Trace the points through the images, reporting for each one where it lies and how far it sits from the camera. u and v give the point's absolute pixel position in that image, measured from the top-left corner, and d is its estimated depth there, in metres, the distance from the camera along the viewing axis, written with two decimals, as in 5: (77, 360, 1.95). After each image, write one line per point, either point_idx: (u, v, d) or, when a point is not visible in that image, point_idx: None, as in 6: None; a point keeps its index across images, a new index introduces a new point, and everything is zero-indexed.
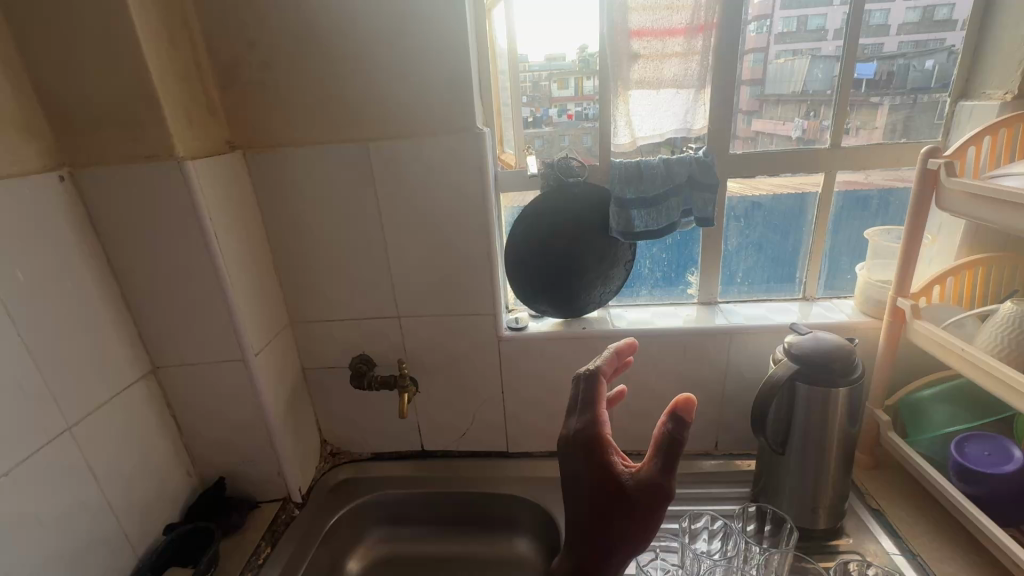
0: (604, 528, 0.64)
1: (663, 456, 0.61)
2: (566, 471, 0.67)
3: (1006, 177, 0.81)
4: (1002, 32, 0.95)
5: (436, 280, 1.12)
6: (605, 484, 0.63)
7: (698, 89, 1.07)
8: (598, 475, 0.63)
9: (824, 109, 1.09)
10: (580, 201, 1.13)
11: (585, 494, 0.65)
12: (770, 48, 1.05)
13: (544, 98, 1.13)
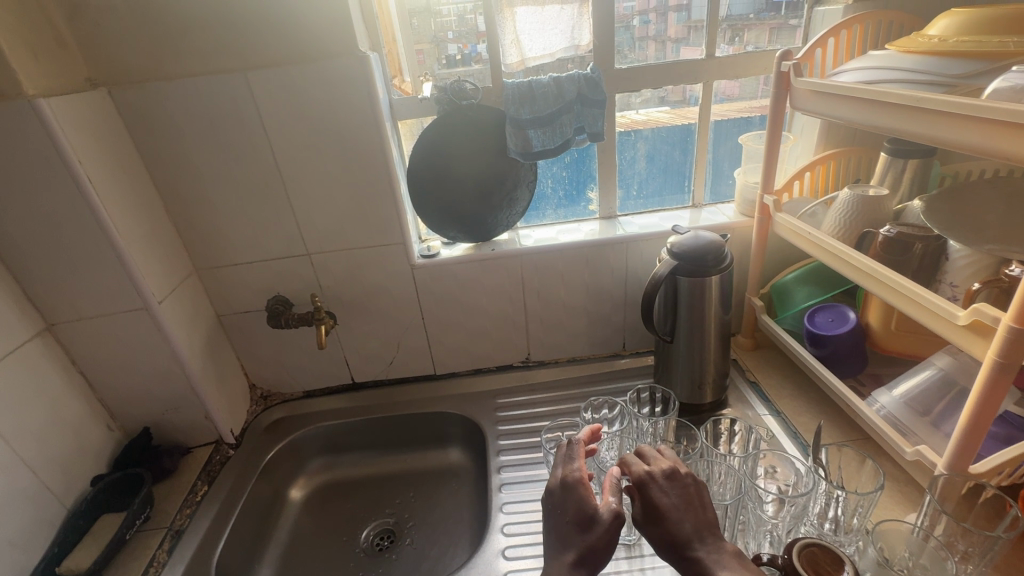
0: (578, 546, 0.70)
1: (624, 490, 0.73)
2: (553, 503, 0.76)
3: (840, 73, 0.89)
4: None
5: (342, 214, 1.13)
6: (580, 512, 0.73)
7: (581, 4, 1.09)
8: (574, 501, 0.74)
9: (746, 34, 1.16)
10: (476, 123, 1.15)
11: (566, 517, 0.74)
12: None
13: (471, 33, 1.11)
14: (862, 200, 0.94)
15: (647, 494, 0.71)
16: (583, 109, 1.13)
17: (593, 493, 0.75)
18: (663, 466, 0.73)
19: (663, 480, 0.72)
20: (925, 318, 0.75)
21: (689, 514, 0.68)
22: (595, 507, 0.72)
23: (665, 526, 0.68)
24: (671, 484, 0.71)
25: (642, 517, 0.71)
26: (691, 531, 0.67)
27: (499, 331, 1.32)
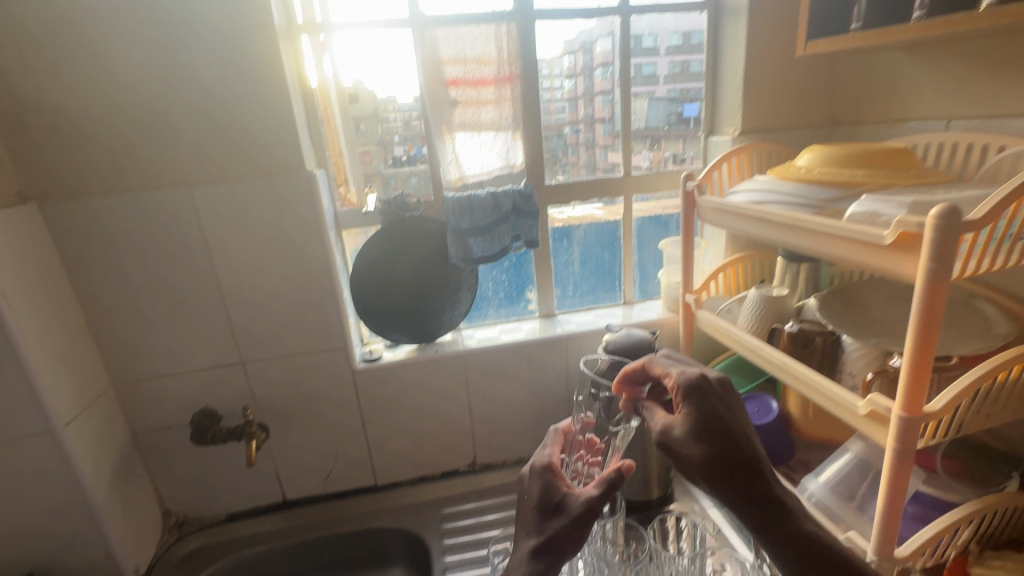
0: (545, 533, 0.78)
1: (601, 481, 0.78)
2: (525, 491, 0.85)
3: (734, 192, 1.04)
4: (728, 84, 1.22)
5: (281, 321, 1.11)
6: (549, 499, 0.81)
7: (513, 132, 1.20)
8: (549, 480, 0.83)
9: (664, 143, 1.31)
10: (418, 234, 1.21)
11: (540, 502, 0.81)
12: (615, 90, 1.25)
13: (416, 136, 1.20)
14: (768, 299, 1.06)
15: (693, 412, 0.69)
16: (518, 219, 1.23)
17: (561, 480, 0.84)
18: (705, 375, 0.73)
19: (725, 395, 0.72)
20: (833, 408, 0.83)
21: (731, 421, 0.69)
22: (567, 495, 0.81)
23: (704, 433, 0.68)
24: (710, 391, 0.71)
25: (678, 433, 0.69)
26: (736, 432, 0.68)
27: (444, 434, 1.29)
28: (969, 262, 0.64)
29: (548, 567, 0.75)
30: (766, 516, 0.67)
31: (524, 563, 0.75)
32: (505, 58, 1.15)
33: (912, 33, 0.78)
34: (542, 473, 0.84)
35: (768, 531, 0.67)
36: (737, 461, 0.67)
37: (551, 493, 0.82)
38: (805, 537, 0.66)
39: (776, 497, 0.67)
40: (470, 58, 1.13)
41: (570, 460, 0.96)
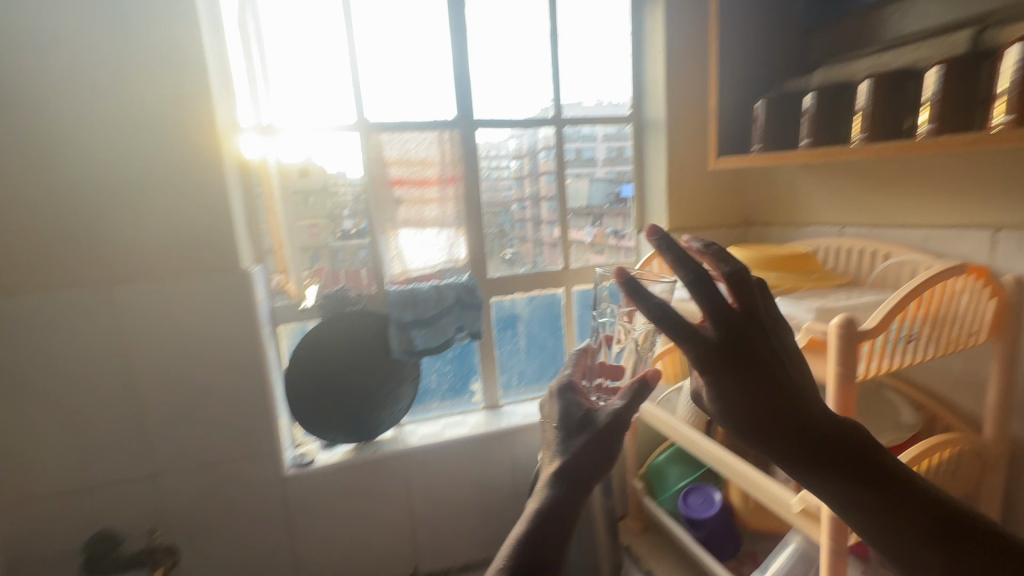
0: (564, 457, 0.58)
1: (628, 389, 0.61)
2: (553, 414, 0.63)
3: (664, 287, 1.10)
4: (651, 187, 1.33)
5: (201, 427, 1.03)
6: (569, 414, 0.62)
7: (456, 229, 1.26)
8: (602, 439, 0.59)
9: (606, 219, 1.37)
10: (359, 328, 1.19)
11: (558, 419, 0.62)
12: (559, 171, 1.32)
13: (367, 208, 1.18)
14: None
15: (693, 351, 0.51)
16: (462, 311, 1.24)
17: (586, 398, 0.66)
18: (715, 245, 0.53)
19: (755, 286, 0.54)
20: (769, 503, 0.85)
21: (772, 355, 0.51)
22: (592, 409, 0.62)
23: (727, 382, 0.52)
24: (744, 318, 0.50)
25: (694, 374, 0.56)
26: (774, 368, 0.51)
27: (382, 542, 1.19)
28: (872, 363, 0.71)
29: (571, 497, 0.55)
30: (846, 467, 0.52)
31: (542, 517, 0.54)
32: (448, 162, 1.22)
33: (796, 159, 0.91)
34: (578, 419, 0.61)
35: (843, 489, 0.53)
36: (785, 404, 0.51)
37: (580, 408, 0.63)
38: (888, 480, 0.52)
39: (852, 444, 0.53)
40: (414, 160, 1.19)
41: (591, 386, 0.73)
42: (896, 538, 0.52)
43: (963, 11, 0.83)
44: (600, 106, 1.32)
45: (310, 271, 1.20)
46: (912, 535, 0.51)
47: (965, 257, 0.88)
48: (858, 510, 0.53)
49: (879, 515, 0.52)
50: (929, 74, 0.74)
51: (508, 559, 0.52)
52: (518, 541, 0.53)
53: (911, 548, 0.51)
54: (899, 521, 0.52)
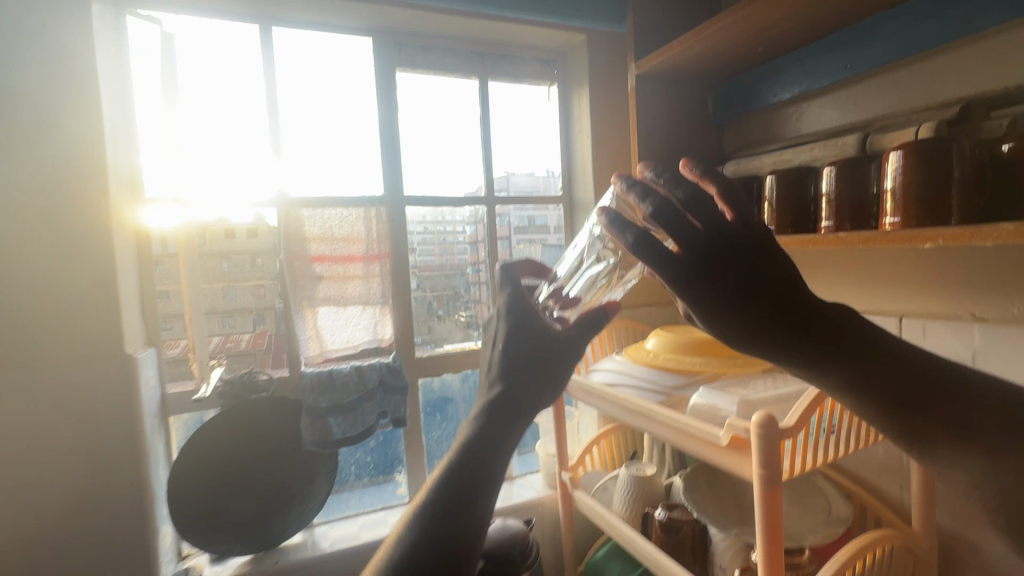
0: (502, 379, 0.55)
1: (584, 320, 0.57)
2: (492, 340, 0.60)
3: (595, 371, 1.06)
4: None
5: (53, 545, 0.86)
6: (517, 331, 0.56)
7: (382, 307, 1.18)
8: (542, 360, 0.55)
9: None
10: (267, 417, 1.07)
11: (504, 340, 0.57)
12: (512, 237, 1.32)
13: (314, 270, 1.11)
14: (638, 479, 1.04)
15: (672, 278, 0.44)
16: (385, 395, 1.15)
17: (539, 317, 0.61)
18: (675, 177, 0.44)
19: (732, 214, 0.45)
20: None
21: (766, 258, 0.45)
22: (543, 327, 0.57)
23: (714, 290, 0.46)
24: (743, 231, 0.44)
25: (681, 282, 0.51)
26: (767, 302, 0.45)
27: None
28: (795, 460, 0.68)
29: (500, 429, 0.52)
30: (836, 347, 0.47)
31: (457, 461, 0.51)
32: (375, 238, 1.17)
33: None
34: (527, 332, 0.56)
35: (833, 374, 0.48)
36: (798, 327, 0.46)
37: (534, 318, 0.56)
38: (918, 386, 0.47)
39: (869, 350, 0.48)
40: (339, 236, 1.14)
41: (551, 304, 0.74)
42: (909, 421, 0.47)
43: (851, 118, 0.91)
44: (531, 187, 1.34)
45: (253, 333, 1.13)
46: (907, 421, 0.47)
47: None
48: (848, 390, 0.49)
49: (868, 400, 0.48)
50: (825, 174, 0.79)
51: (427, 496, 0.50)
52: (436, 480, 0.50)
53: (909, 433, 0.47)
54: (893, 405, 0.47)
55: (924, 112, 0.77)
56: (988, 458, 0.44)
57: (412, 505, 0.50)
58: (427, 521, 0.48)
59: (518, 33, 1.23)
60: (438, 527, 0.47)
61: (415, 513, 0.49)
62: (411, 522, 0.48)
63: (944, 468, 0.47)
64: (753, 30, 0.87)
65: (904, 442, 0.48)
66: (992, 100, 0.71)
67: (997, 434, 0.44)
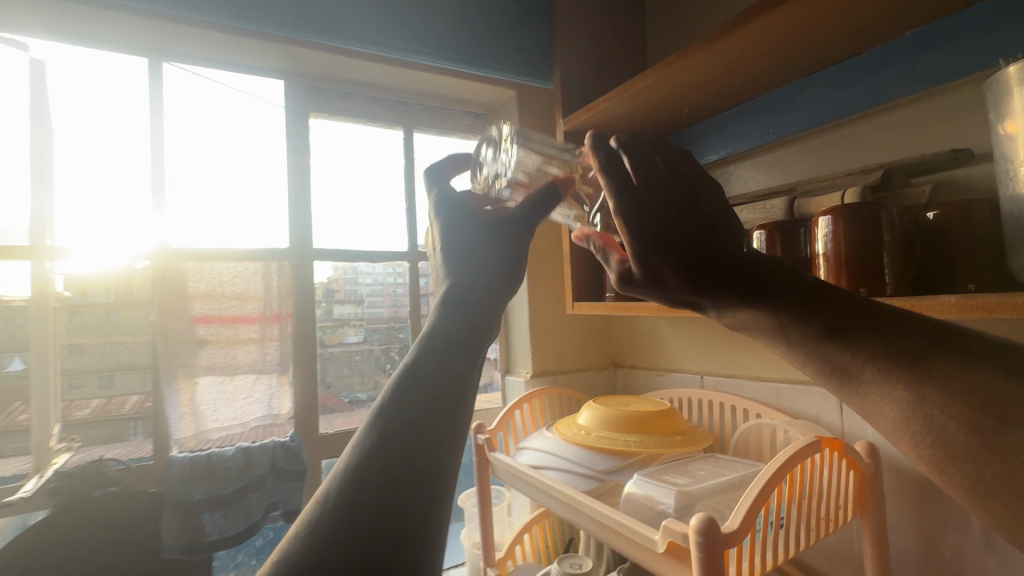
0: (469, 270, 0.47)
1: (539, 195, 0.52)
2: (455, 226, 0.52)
3: (522, 450, 0.92)
4: (516, 327, 1.24)
5: None
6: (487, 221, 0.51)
7: (280, 376, 1.03)
8: (503, 261, 0.48)
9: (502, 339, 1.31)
10: (121, 516, 0.89)
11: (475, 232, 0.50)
12: None
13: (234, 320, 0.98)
14: None
15: (618, 201, 0.48)
16: (276, 482, 0.98)
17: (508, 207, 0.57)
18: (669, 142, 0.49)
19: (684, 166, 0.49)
20: None
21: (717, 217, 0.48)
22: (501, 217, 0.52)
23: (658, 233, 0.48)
24: (690, 173, 0.48)
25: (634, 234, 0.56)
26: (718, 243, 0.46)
27: None
28: (741, 566, 0.58)
29: (468, 334, 0.42)
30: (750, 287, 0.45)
31: (410, 376, 0.38)
32: (275, 296, 1.03)
33: (646, 311, 0.87)
34: (482, 234, 0.49)
35: (772, 321, 0.44)
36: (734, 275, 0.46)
37: (469, 205, 0.52)
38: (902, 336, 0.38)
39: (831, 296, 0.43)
40: (230, 294, 0.99)
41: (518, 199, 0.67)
42: (837, 360, 0.40)
43: (775, 180, 0.90)
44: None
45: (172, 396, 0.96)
46: (852, 364, 0.39)
47: (817, 416, 0.83)
48: (790, 342, 0.43)
49: (815, 351, 0.42)
50: (753, 239, 0.74)
51: (374, 426, 0.35)
52: (380, 407, 0.36)
53: (857, 386, 0.39)
54: (832, 345, 0.40)
55: (843, 176, 0.74)
56: (938, 400, 0.35)
57: (351, 443, 0.35)
58: (387, 452, 0.34)
59: (445, 86, 1.19)
60: (404, 459, 0.34)
61: (356, 450, 0.34)
62: (358, 459, 0.34)
63: (900, 428, 0.37)
64: (676, 92, 0.86)
65: (851, 397, 0.40)
66: (909, 167, 0.69)
67: (951, 366, 0.35)
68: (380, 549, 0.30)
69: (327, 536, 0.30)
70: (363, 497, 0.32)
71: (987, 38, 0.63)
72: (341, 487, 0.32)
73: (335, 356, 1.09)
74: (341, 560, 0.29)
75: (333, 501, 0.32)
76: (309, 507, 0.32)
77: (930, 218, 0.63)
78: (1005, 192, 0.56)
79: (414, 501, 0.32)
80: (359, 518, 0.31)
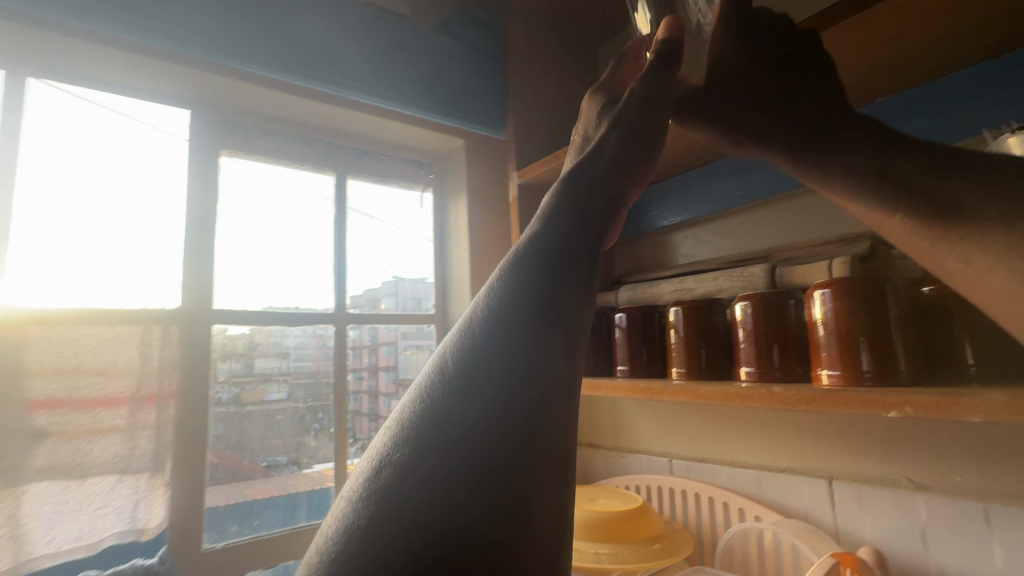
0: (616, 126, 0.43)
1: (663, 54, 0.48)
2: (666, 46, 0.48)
3: None
4: None
5: None
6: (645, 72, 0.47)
7: (152, 474, 0.80)
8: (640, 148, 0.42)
9: None
10: None
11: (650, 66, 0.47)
12: (398, 341, 1.09)
13: (97, 399, 0.76)
14: None
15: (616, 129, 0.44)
16: None
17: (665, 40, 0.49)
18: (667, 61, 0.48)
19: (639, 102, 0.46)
20: None
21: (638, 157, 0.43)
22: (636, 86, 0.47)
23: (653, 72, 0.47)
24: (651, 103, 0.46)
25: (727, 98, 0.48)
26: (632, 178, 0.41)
27: None
28: None
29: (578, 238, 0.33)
30: None
31: (538, 250, 0.32)
32: (155, 370, 0.82)
33: (615, 392, 0.74)
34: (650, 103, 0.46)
35: (829, 158, 0.40)
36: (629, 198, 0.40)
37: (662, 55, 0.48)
38: None
39: None
40: (90, 368, 0.76)
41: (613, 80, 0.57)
42: None
43: (745, 247, 0.83)
44: (394, 303, 1.11)
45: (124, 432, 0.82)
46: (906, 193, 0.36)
47: (806, 512, 0.74)
48: (854, 181, 0.39)
49: (875, 183, 0.38)
50: (737, 312, 0.66)
51: (494, 300, 0.30)
52: (496, 288, 0.31)
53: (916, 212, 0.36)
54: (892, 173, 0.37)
55: (824, 245, 0.68)
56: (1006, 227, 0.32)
57: (446, 354, 0.30)
58: (508, 336, 0.29)
59: (387, 128, 1.07)
60: (529, 350, 0.28)
61: (471, 328, 0.30)
62: (468, 350, 0.29)
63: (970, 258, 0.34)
64: None
65: (919, 236, 0.36)
66: None
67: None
68: (491, 489, 0.25)
69: (438, 432, 0.26)
70: (480, 399, 0.27)
71: None
72: (450, 376, 0.28)
73: (252, 415, 0.91)
74: (457, 497, 0.24)
75: (443, 393, 0.27)
76: (417, 393, 0.29)
77: (926, 293, 0.56)
78: None
79: (538, 405, 0.27)
80: (457, 450, 0.25)
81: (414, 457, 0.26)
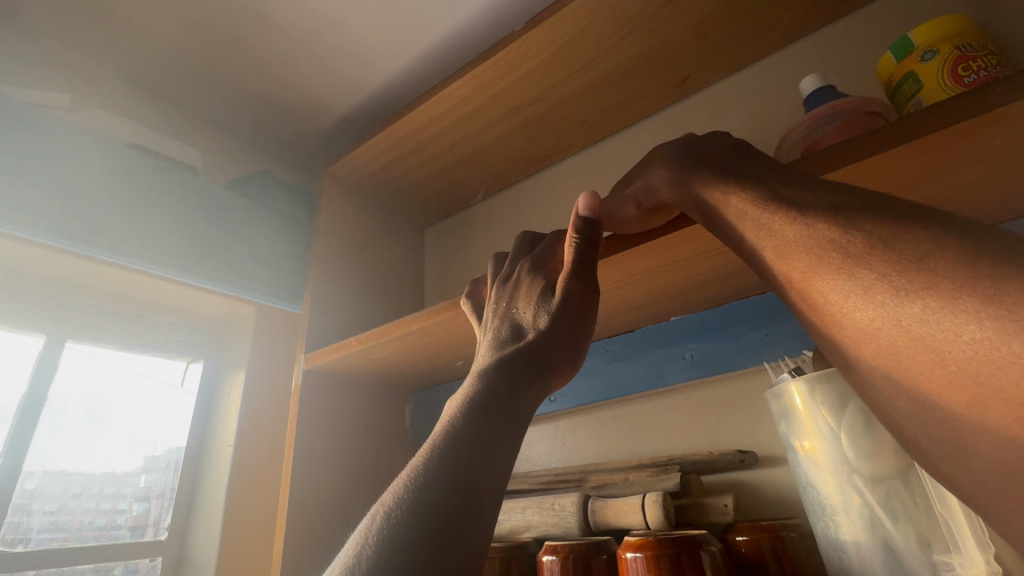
0: (550, 328, 0.44)
1: (582, 245, 0.46)
2: (582, 236, 0.46)
3: None
4: None
5: None
6: (571, 269, 0.46)
7: None
8: (585, 305, 0.45)
9: None
10: None
11: (574, 261, 0.46)
12: (187, 523, 0.87)
13: None
14: None
15: (549, 327, 0.44)
16: None
17: (572, 230, 0.46)
18: (582, 261, 0.46)
19: (579, 301, 0.45)
20: None
21: (580, 344, 0.45)
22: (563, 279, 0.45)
23: (577, 267, 0.45)
24: (583, 298, 0.45)
25: (642, 179, 0.47)
26: (556, 375, 0.43)
27: None
28: None
29: (511, 393, 0.40)
30: None
31: (474, 403, 0.39)
32: None
33: None
34: (586, 293, 0.45)
35: (727, 207, 0.37)
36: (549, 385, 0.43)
37: (587, 244, 0.46)
38: None
39: None
40: None
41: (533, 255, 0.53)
42: None
43: (563, 460, 0.73)
44: (125, 522, 0.82)
45: None
46: (790, 233, 0.33)
47: None
48: (752, 221, 0.35)
49: (763, 228, 0.34)
50: (543, 568, 0.51)
51: (450, 423, 0.38)
52: (443, 434, 0.37)
53: (796, 255, 0.32)
54: (780, 213, 0.33)
55: (639, 472, 0.60)
56: (878, 260, 0.28)
57: (394, 487, 0.35)
58: (457, 449, 0.35)
59: (145, 288, 0.87)
60: (472, 462, 0.35)
61: (432, 448, 0.36)
62: (408, 486, 0.34)
63: (849, 298, 0.29)
64: (441, 342, 0.71)
65: (809, 271, 0.31)
66: (699, 465, 0.59)
67: (912, 224, 0.28)
68: None
69: (400, 534, 0.31)
70: (407, 528, 0.31)
71: (741, 338, 0.63)
72: (412, 488, 0.34)
73: None
74: None
75: (409, 499, 0.33)
76: (367, 527, 0.33)
77: (740, 547, 0.49)
78: (819, 529, 0.44)
79: (461, 543, 0.31)
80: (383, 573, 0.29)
81: (385, 555, 0.30)
